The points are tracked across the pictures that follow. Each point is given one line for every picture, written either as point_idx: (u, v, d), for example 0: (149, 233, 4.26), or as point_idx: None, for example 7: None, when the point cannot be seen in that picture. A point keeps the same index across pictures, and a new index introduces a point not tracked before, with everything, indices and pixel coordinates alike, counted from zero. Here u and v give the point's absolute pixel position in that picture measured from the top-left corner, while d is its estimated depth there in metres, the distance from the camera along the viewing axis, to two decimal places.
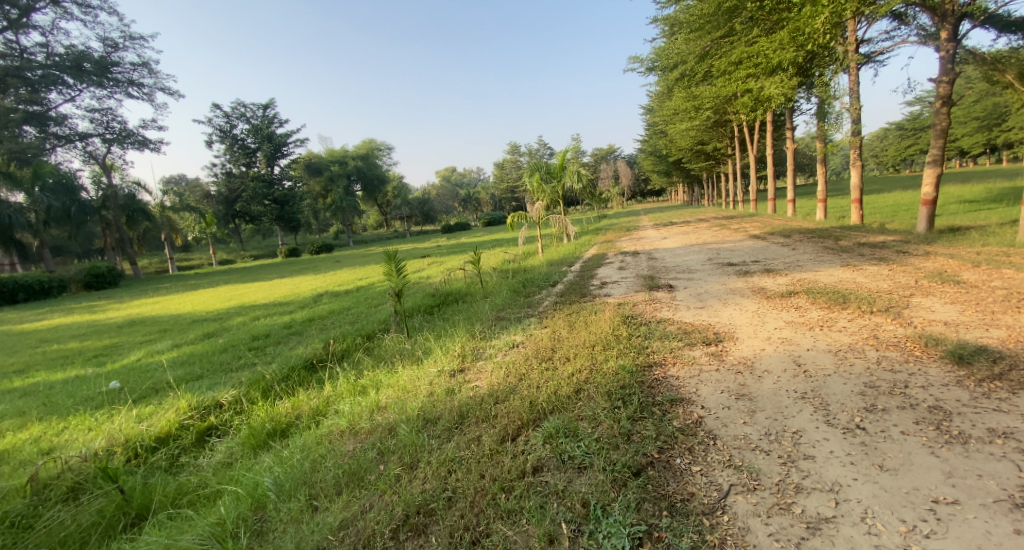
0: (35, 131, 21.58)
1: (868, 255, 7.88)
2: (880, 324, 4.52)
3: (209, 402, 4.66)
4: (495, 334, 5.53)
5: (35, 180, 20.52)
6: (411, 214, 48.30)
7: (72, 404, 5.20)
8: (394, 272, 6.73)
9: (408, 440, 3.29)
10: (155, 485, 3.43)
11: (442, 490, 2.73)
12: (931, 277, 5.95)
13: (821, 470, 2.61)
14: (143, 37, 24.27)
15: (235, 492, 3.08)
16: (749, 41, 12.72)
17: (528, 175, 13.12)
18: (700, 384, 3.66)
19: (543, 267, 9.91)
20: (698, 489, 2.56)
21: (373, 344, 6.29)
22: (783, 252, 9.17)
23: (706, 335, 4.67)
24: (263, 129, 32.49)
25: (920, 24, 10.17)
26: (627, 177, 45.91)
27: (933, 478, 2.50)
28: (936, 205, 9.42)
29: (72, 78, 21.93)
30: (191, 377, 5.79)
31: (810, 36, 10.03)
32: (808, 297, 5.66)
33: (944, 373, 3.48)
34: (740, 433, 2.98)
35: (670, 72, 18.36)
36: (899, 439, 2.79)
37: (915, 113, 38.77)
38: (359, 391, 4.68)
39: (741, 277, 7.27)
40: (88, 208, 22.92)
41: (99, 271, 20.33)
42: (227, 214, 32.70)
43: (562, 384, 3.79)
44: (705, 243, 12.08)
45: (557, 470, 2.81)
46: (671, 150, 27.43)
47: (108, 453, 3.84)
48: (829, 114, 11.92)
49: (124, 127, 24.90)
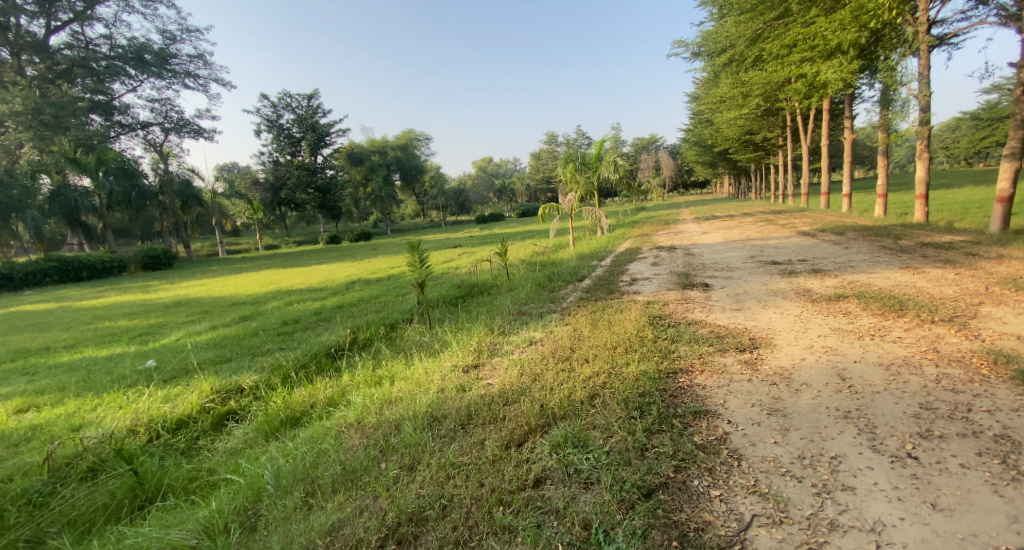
0: (101, 119, 22.83)
1: (931, 256, 7.17)
2: (942, 336, 4.03)
3: (231, 386, 4.62)
4: (515, 329, 5.35)
5: (99, 166, 21.59)
6: (447, 204, 48.69)
7: (108, 381, 5.37)
8: (416, 262, 6.57)
9: (411, 439, 3.16)
10: (168, 468, 3.44)
11: (437, 497, 2.58)
12: (1004, 284, 5.32)
13: (860, 505, 2.29)
14: (198, 29, 24.98)
15: (238, 484, 3.02)
16: (805, 22, 11.82)
17: (562, 165, 12.73)
18: (729, 396, 3.35)
19: (573, 261, 9.61)
20: (714, 516, 2.31)
21: (394, 334, 6.21)
22: (834, 251, 8.53)
23: (740, 341, 4.32)
24: (307, 119, 33.24)
25: (1000, 3, 9.11)
26: (668, 168, 44.47)
27: (995, 523, 2.13)
28: (1012, 203, 8.51)
29: (134, 69, 22.95)
30: (219, 360, 5.87)
31: (874, 12, 9.29)
32: (858, 302, 5.16)
33: (1015, 397, 3.02)
34: (769, 455, 2.68)
35: (718, 57, 17.50)
36: (957, 472, 2.42)
37: (992, 103, 35.58)
38: (375, 383, 4.57)
39: (784, 278, 6.77)
40: (148, 194, 24.28)
41: (155, 253, 21.32)
42: (272, 202, 34.27)
43: (577, 387, 3.57)
44: (747, 239, 11.49)
45: (561, 484, 2.60)
46: (717, 140, 26.30)
47: (129, 432, 3.85)
48: (894, 102, 10.97)
49: (181, 117, 25.99)
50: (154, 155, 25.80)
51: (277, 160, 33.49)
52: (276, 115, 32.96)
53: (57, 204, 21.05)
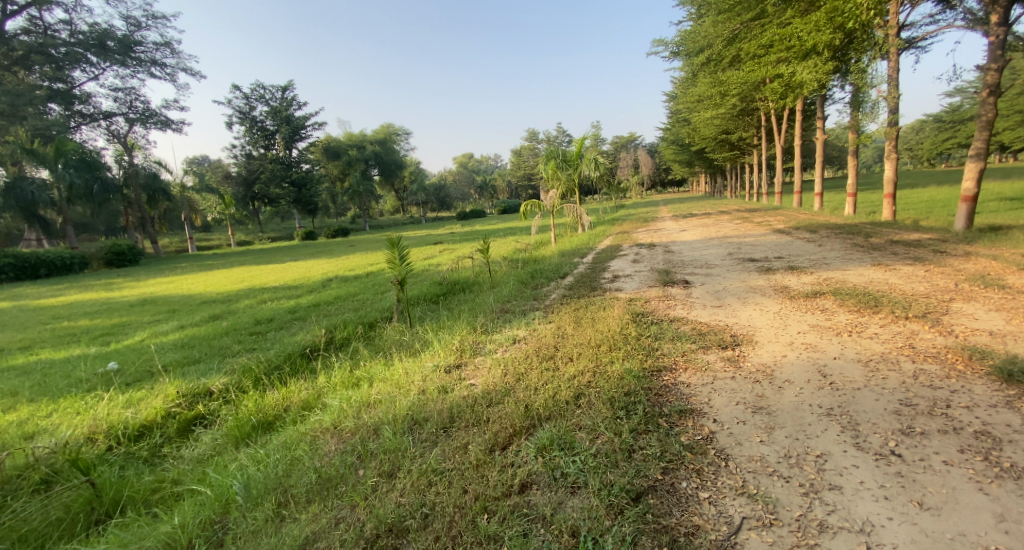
0: (60, 109, 21.87)
1: (901, 253, 7.35)
2: (917, 332, 4.10)
3: (199, 390, 4.40)
4: (498, 327, 5.26)
5: (58, 157, 20.48)
6: (426, 200, 48.30)
7: (64, 385, 5.05)
8: (396, 259, 6.37)
9: (390, 444, 3.03)
10: (129, 478, 3.23)
11: (418, 505, 2.48)
12: (973, 281, 5.46)
13: (849, 505, 2.28)
14: (165, 16, 24.03)
15: (203, 496, 2.85)
16: (782, 23, 11.99)
17: (544, 162, 12.61)
18: (713, 393, 3.33)
19: (554, 258, 9.55)
20: (704, 520, 2.26)
21: (373, 334, 6.03)
22: (809, 249, 8.68)
23: (722, 338, 4.31)
24: (282, 112, 32.37)
25: (967, 8, 9.38)
26: (647, 167, 44.88)
27: (983, 522, 2.13)
28: (976, 202, 8.78)
29: (96, 56, 21.96)
30: (187, 362, 5.60)
31: (849, 14, 9.45)
32: (835, 299, 5.23)
33: (992, 393, 3.07)
34: (756, 455, 2.65)
35: (696, 56, 17.67)
36: (941, 470, 2.43)
37: (954, 105, 37.01)
38: (353, 384, 4.42)
39: (762, 275, 6.82)
40: (110, 186, 23.36)
41: (119, 249, 20.44)
42: (245, 196, 32.71)
43: (562, 387, 3.49)
44: (725, 236, 11.62)
45: (547, 489, 2.52)
46: (694, 139, 26.67)
47: (86, 441, 3.62)
48: (864, 103, 11.22)
49: (147, 107, 25.02)
50: (118, 146, 24.75)
51: (249, 154, 32.37)
52: (249, 106, 32.03)
53: (13, 197, 19.99)
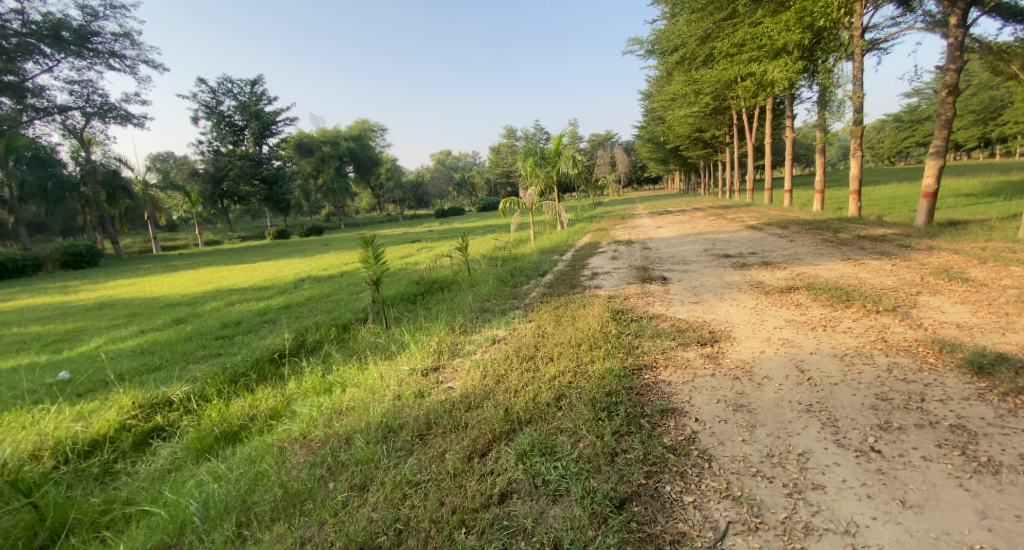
0: (12, 102, 20.65)
1: (868, 248, 7.53)
2: (888, 326, 4.15)
3: (157, 399, 4.15)
4: (476, 328, 5.13)
5: (9, 155, 19.33)
6: (403, 197, 47.72)
7: (9, 397, 4.72)
8: (370, 258, 6.16)
9: (363, 455, 2.88)
10: (78, 499, 3.01)
11: (391, 521, 2.35)
12: (937, 274, 5.59)
13: (832, 505, 2.25)
14: (124, 6, 22.93)
15: (157, 517, 2.66)
16: (752, 23, 12.17)
17: (522, 159, 12.49)
18: (694, 392, 3.29)
19: (533, 256, 9.45)
20: (689, 526, 2.20)
21: (347, 336, 5.84)
22: (781, 244, 8.81)
23: (701, 335, 4.28)
24: (250, 107, 31.49)
25: (926, 10, 9.67)
26: (623, 165, 45.25)
27: (964, 519, 2.13)
28: (936, 197, 9.06)
29: (50, 47, 20.84)
30: (146, 370, 5.29)
31: (816, 14, 9.64)
32: (809, 294, 5.27)
33: (963, 385, 3.10)
34: (738, 455, 2.61)
35: (670, 54, 17.87)
36: (922, 466, 2.42)
37: (912, 105, 38.60)
38: (325, 390, 4.25)
39: (738, 271, 6.86)
40: (66, 184, 22.25)
41: (76, 250, 19.46)
42: (214, 194, 31.49)
43: (542, 389, 3.40)
44: (700, 232, 11.75)
45: (528, 498, 2.43)
46: (669, 138, 27.02)
47: (28, 459, 3.36)
48: (830, 103, 11.46)
49: (105, 101, 23.89)
50: (73, 142, 23.53)
51: (217, 150, 31.35)
52: (216, 101, 30.96)
53: None
